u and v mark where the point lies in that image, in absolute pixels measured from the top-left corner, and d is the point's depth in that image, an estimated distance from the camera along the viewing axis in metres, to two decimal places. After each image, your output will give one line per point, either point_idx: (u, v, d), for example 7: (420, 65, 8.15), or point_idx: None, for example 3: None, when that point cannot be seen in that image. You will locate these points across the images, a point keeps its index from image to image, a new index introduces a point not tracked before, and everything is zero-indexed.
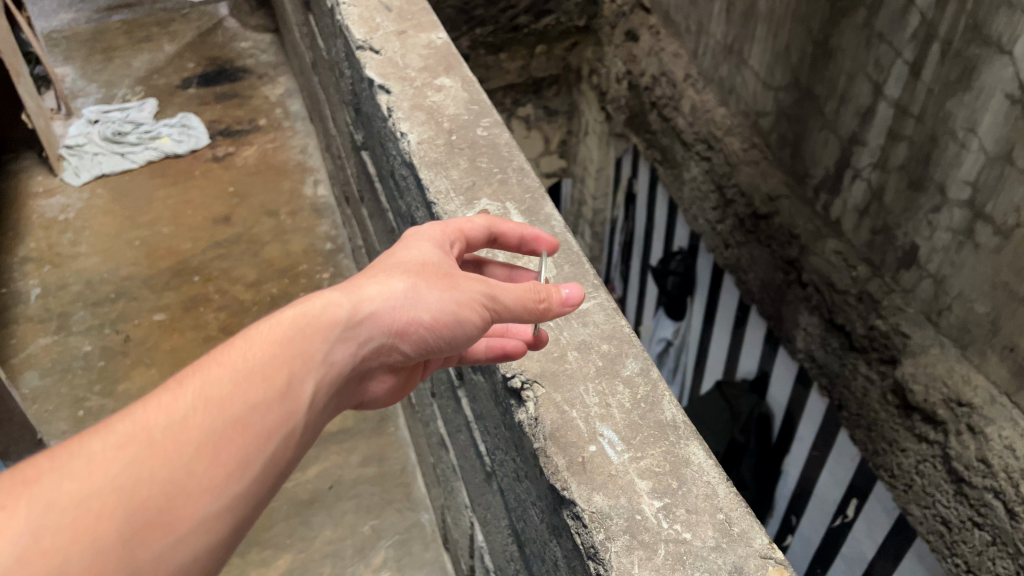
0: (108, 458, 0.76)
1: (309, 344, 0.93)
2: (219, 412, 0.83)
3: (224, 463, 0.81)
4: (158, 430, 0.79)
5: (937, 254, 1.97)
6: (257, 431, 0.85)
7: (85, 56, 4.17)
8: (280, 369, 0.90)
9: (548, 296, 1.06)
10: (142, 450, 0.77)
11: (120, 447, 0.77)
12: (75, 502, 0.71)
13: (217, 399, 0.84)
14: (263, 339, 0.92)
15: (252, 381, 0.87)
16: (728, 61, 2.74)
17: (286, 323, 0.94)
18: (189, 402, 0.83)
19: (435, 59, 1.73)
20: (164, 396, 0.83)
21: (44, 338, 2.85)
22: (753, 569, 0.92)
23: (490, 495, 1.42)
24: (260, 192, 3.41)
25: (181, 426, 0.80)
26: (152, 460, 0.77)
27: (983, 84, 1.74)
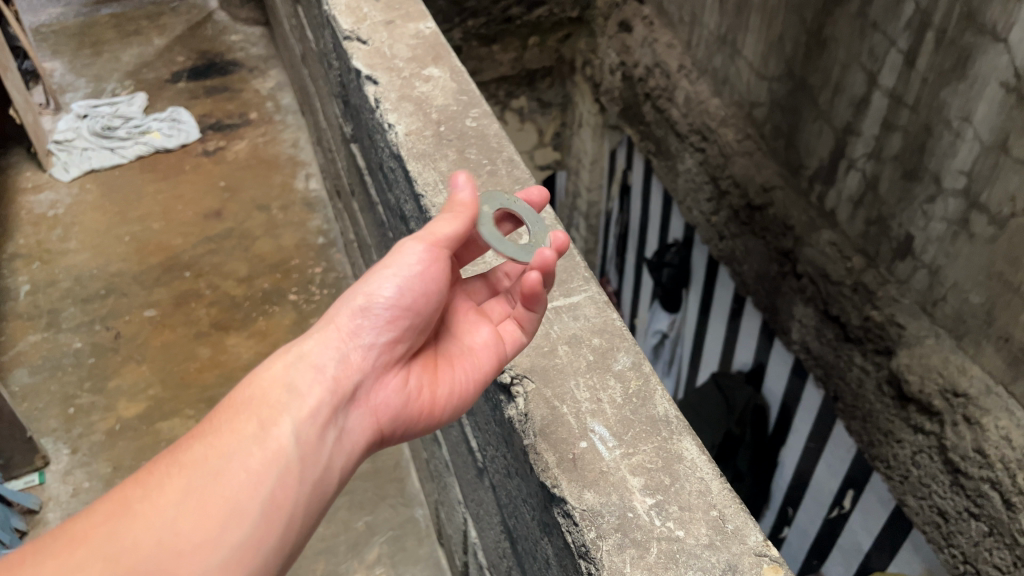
0: (91, 530, 0.82)
1: (271, 396, 0.97)
2: (196, 473, 0.88)
3: (211, 516, 0.85)
4: (135, 498, 0.85)
5: (932, 244, 1.96)
6: (239, 478, 0.89)
7: (73, 50, 4.13)
8: (250, 421, 0.94)
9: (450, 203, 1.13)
10: (123, 518, 0.83)
11: (101, 520, 0.83)
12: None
13: (193, 459, 0.89)
14: (234, 397, 0.97)
15: (227, 438, 0.92)
16: (722, 51, 2.72)
17: (255, 378, 0.99)
18: (167, 467, 0.88)
19: (423, 49, 1.70)
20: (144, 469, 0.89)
21: (34, 335, 2.83)
22: (747, 567, 0.90)
23: (482, 491, 1.41)
24: (251, 187, 3.39)
25: (158, 491, 0.86)
26: (132, 526, 0.82)
27: (978, 72, 1.72)
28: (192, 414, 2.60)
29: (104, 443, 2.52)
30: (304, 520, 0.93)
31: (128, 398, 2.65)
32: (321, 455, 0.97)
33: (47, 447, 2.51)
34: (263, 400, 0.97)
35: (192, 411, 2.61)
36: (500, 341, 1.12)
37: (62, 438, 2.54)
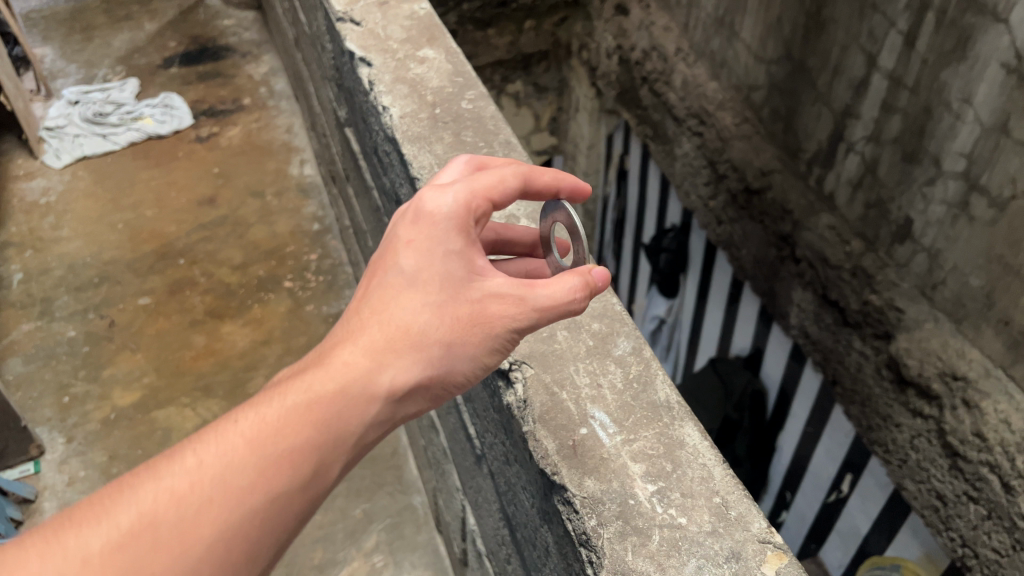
0: (109, 562, 0.72)
1: (341, 432, 0.84)
2: (236, 510, 0.77)
3: (236, 573, 0.76)
4: (165, 529, 0.74)
5: (931, 227, 1.94)
6: (275, 532, 0.79)
7: (64, 36, 4.09)
8: (309, 463, 0.82)
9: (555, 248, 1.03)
10: (148, 552, 0.73)
11: (123, 547, 0.72)
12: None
13: (235, 495, 0.77)
14: (297, 411, 0.83)
15: (278, 474, 0.80)
16: (719, 34, 2.69)
17: (323, 392, 0.86)
18: (207, 493, 0.76)
19: (417, 30, 1.68)
20: (180, 481, 0.77)
21: (27, 324, 2.81)
22: (751, 554, 0.89)
23: (480, 479, 1.39)
24: (245, 173, 3.36)
25: (191, 528, 0.75)
26: (158, 565, 0.73)
27: (979, 53, 1.70)
28: (187, 403, 2.58)
29: (100, 432, 2.51)
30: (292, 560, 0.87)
31: (123, 387, 2.63)
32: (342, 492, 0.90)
33: (41, 437, 2.49)
34: (330, 439, 0.83)
35: (187, 400, 2.59)
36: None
37: (56, 427, 2.52)
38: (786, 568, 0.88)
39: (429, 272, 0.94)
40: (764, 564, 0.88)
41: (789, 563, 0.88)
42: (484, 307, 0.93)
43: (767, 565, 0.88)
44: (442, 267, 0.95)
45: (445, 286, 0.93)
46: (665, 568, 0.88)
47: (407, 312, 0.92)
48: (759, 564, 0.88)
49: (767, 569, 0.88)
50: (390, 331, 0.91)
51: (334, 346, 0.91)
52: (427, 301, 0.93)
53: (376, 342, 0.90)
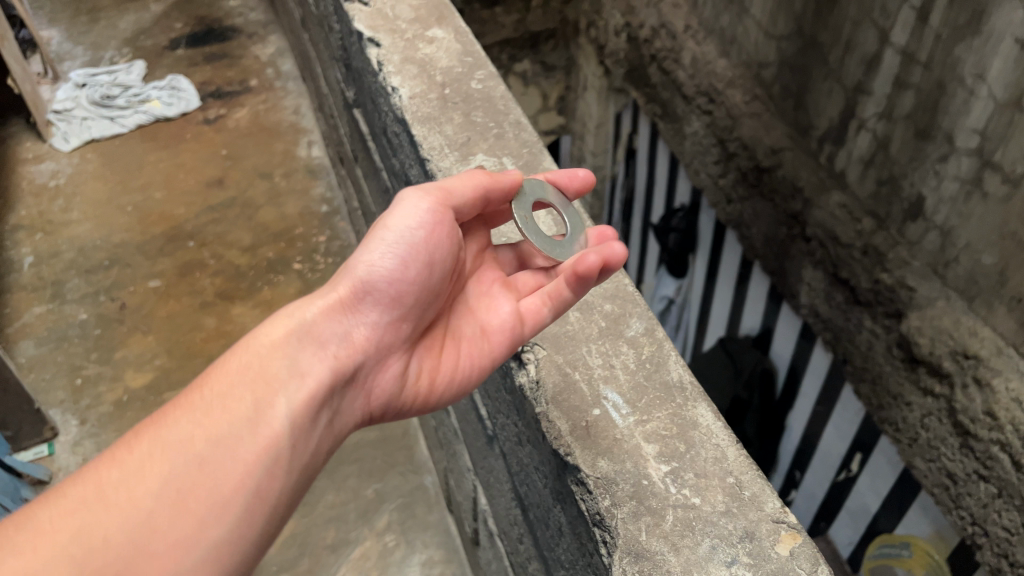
0: (63, 521, 0.81)
1: (264, 376, 0.95)
2: (175, 456, 0.86)
3: (191, 509, 0.84)
4: (111, 486, 0.84)
5: (944, 205, 1.93)
6: (226, 466, 0.87)
7: (70, 18, 4.08)
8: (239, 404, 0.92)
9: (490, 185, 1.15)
10: (97, 508, 0.82)
11: (75, 509, 0.82)
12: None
13: (171, 446, 0.87)
14: (223, 376, 0.95)
15: (209, 421, 0.90)
16: (729, 10, 2.66)
17: (245, 355, 0.97)
18: (145, 455, 0.86)
19: (426, 10, 1.67)
20: (125, 451, 0.87)
21: (39, 307, 2.82)
22: (764, 534, 0.89)
23: (492, 459, 1.40)
24: (253, 154, 3.35)
25: (134, 482, 0.84)
26: (109, 515, 0.81)
27: (993, 28, 1.68)
28: None
29: (113, 414, 2.52)
30: (286, 510, 0.92)
31: (134, 368, 2.65)
32: (315, 438, 0.97)
33: (55, 418, 2.51)
34: (254, 381, 0.94)
35: None
36: (518, 323, 1.07)
37: (70, 409, 2.53)
38: (801, 547, 0.88)
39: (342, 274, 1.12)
40: (777, 543, 0.89)
41: (803, 543, 0.89)
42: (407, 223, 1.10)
43: (780, 545, 0.88)
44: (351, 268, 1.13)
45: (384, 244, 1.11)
46: (680, 548, 0.88)
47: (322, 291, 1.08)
48: (773, 544, 0.88)
49: (781, 549, 0.88)
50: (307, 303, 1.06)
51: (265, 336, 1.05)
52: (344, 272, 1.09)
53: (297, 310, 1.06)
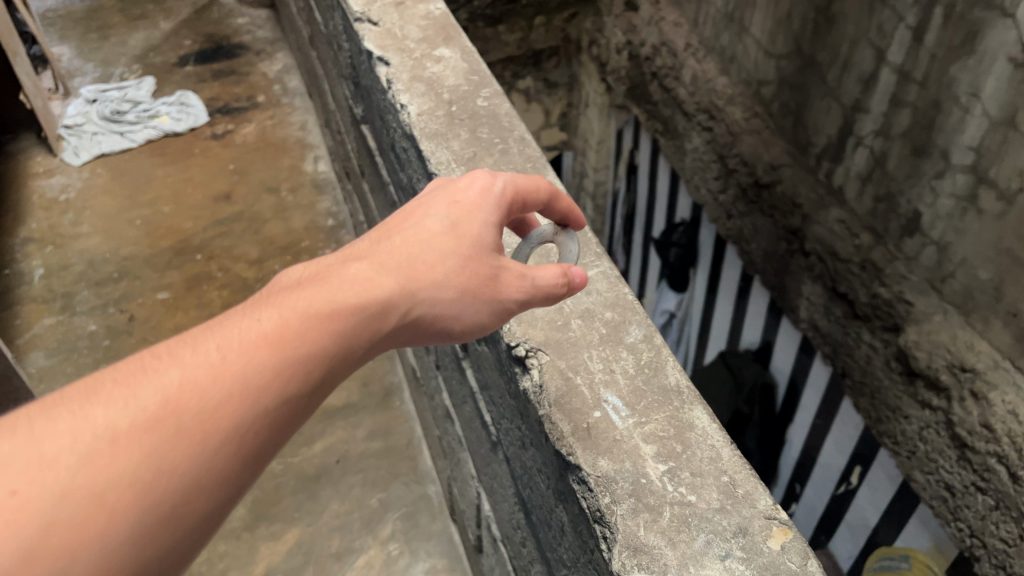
0: (136, 437, 0.72)
1: (352, 342, 0.89)
2: (254, 401, 0.79)
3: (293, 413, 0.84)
4: (189, 412, 0.75)
5: (940, 221, 1.97)
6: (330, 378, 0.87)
7: (81, 35, 4.15)
8: (324, 367, 0.86)
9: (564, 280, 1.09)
10: (173, 432, 0.74)
11: (150, 427, 0.73)
12: (85, 490, 0.68)
13: (253, 390, 0.80)
14: (315, 317, 0.87)
15: (293, 373, 0.83)
16: (729, 29, 2.72)
17: (341, 304, 0.90)
18: (225, 387, 0.78)
19: (433, 29, 1.72)
20: (201, 370, 0.78)
21: (48, 318, 2.86)
22: (757, 529, 0.93)
23: (496, 465, 1.43)
24: (260, 169, 3.41)
25: (210, 415, 0.76)
26: (180, 450, 0.74)
27: (987, 48, 1.73)
28: None
29: None
30: None
31: None
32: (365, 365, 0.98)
33: None
34: (342, 346, 0.88)
35: None
36: None
37: None
38: (791, 542, 0.92)
39: (423, 236, 1.02)
40: (769, 538, 0.92)
41: (794, 538, 0.92)
42: (496, 277, 1.03)
43: (772, 540, 0.92)
44: (434, 232, 1.02)
45: (474, 245, 1.03)
46: (676, 543, 0.92)
47: (407, 257, 0.99)
48: (765, 539, 0.92)
49: (772, 543, 0.91)
50: (395, 263, 0.98)
51: (338, 262, 0.96)
52: (434, 252, 1.00)
53: (382, 267, 0.97)
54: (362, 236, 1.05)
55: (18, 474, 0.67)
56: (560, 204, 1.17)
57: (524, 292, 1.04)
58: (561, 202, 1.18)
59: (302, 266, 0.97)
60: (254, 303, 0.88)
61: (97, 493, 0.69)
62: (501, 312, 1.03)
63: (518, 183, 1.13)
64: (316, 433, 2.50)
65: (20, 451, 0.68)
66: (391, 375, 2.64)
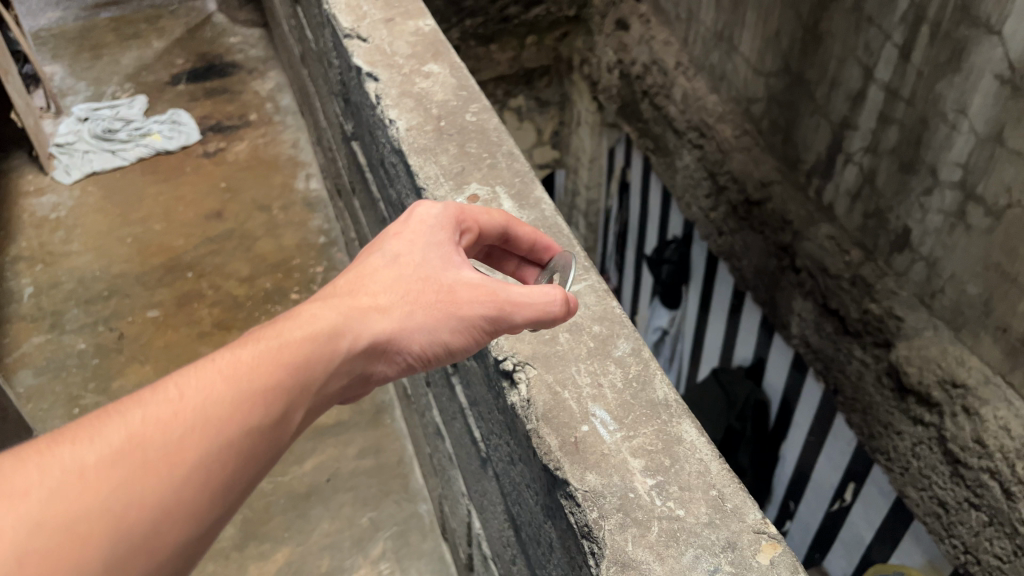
0: (104, 469, 0.73)
1: (312, 369, 0.90)
2: (220, 432, 0.80)
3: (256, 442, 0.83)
4: (155, 445, 0.76)
5: (929, 236, 1.98)
6: (291, 404, 0.87)
7: (73, 54, 4.16)
8: (284, 398, 0.86)
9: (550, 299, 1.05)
10: (140, 464, 0.74)
11: (116, 461, 0.74)
12: (59, 523, 0.69)
13: (218, 423, 0.80)
14: (266, 353, 0.88)
15: (258, 405, 0.84)
16: (719, 47, 2.74)
17: (295, 337, 0.91)
18: (189, 420, 0.79)
19: (422, 46, 1.72)
20: (162, 408, 0.79)
21: (37, 336, 2.85)
22: (746, 544, 0.92)
23: (485, 482, 1.42)
24: (251, 187, 3.41)
25: (178, 445, 0.77)
26: (148, 481, 0.74)
27: (973, 65, 1.74)
28: None
29: None
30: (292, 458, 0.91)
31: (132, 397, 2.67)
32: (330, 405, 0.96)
33: None
34: (305, 376, 0.89)
35: None
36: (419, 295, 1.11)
37: None
38: (780, 556, 0.91)
39: (365, 276, 1.03)
40: (758, 553, 0.91)
41: (783, 552, 0.91)
42: (453, 297, 1.02)
43: (761, 554, 0.91)
44: (377, 266, 1.05)
45: (421, 272, 1.04)
46: (664, 558, 0.91)
47: (352, 293, 1.01)
48: (753, 553, 0.91)
49: (761, 558, 0.91)
50: (345, 304, 0.98)
51: (290, 306, 0.98)
52: (377, 284, 1.02)
53: (332, 302, 0.98)
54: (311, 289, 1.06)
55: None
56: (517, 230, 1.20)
57: (488, 307, 1.02)
58: (519, 227, 1.20)
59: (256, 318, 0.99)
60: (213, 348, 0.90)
61: (69, 527, 0.69)
62: (462, 328, 1.01)
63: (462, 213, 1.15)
64: (307, 451, 2.48)
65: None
66: (382, 393, 2.63)
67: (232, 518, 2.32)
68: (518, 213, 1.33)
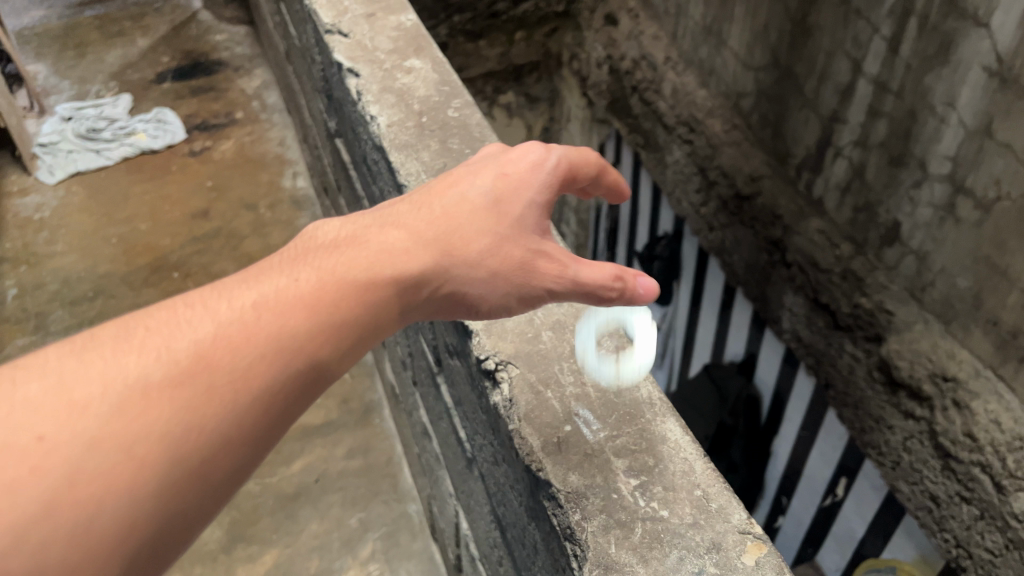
0: (170, 390, 0.77)
1: (383, 311, 0.94)
2: (284, 362, 0.84)
3: (313, 377, 0.87)
4: (222, 369, 0.81)
5: (919, 230, 1.96)
6: (351, 344, 0.90)
7: (57, 53, 4.12)
8: (348, 336, 0.90)
9: (624, 279, 1.04)
10: (205, 388, 0.79)
11: (181, 382, 0.78)
12: (115, 440, 0.73)
13: (283, 352, 0.85)
14: (335, 285, 0.91)
15: (321, 341, 0.88)
16: (708, 42, 2.73)
17: (373, 273, 0.94)
18: (256, 347, 0.83)
19: (404, 41, 1.71)
20: (233, 329, 0.83)
21: (21, 338, 2.81)
22: (731, 544, 0.91)
23: (472, 482, 1.41)
24: (238, 186, 3.38)
25: (243, 373, 0.82)
26: (209, 407, 0.79)
27: (961, 57, 1.73)
28: None
29: None
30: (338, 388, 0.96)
31: None
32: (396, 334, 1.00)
33: None
34: (374, 316, 0.92)
35: None
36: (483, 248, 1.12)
37: None
38: (765, 557, 0.89)
39: (463, 209, 1.04)
40: (744, 554, 0.90)
41: (768, 553, 0.90)
42: (533, 262, 1.02)
43: (746, 555, 0.90)
44: (474, 205, 1.05)
45: (514, 230, 1.04)
46: (648, 560, 0.90)
47: (445, 229, 1.02)
48: (739, 554, 0.90)
49: (747, 559, 0.89)
50: (431, 235, 1.00)
51: (375, 225, 1.01)
52: (473, 228, 1.02)
53: (419, 237, 1.00)
54: (402, 197, 1.09)
55: (49, 419, 0.72)
56: (609, 180, 1.19)
57: (564, 282, 1.03)
58: (609, 179, 1.19)
59: (341, 221, 1.03)
60: (291, 261, 0.94)
61: (126, 448, 0.73)
62: (534, 297, 1.02)
63: (569, 160, 1.13)
64: (296, 452, 2.46)
65: (52, 396, 0.73)
66: (371, 393, 2.61)
67: (219, 520, 2.30)
68: None
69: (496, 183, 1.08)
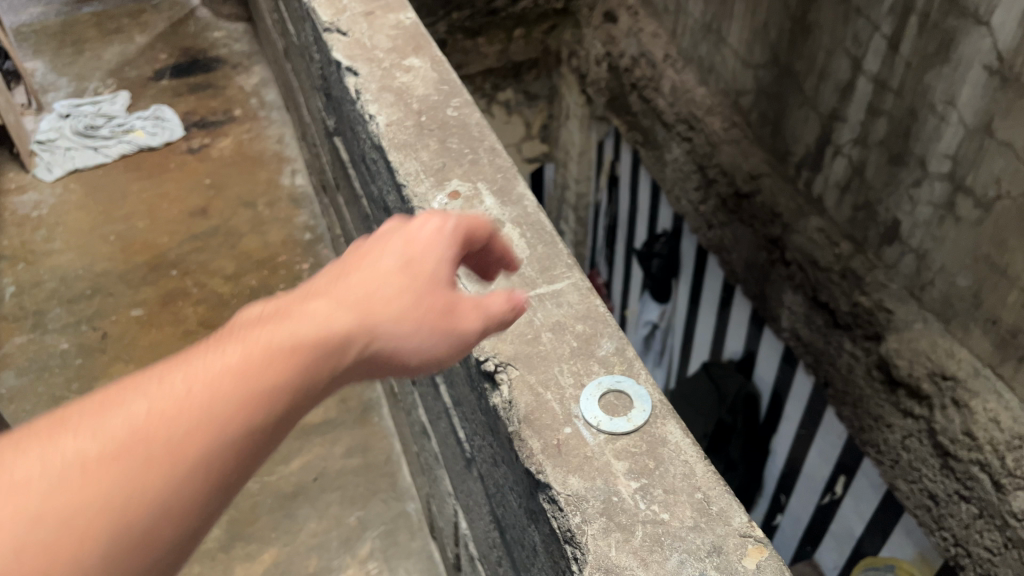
0: (99, 477, 0.64)
1: (331, 374, 0.80)
2: (232, 434, 0.71)
3: (262, 448, 0.74)
4: (160, 446, 0.67)
5: (919, 228, 1.96)
6: (304, 408, 0.77)
7: (54, 49, 4.11)
8: (299, 403, 0.76)
9: (505, 305, 0.94)
10: (142, 469, 0.66)
11: (114, 466, 0.65)
12: (39, 545, 0.60)
13: (229, 424, 0.71)
14: (284, 346, 0.77)
15: (275, 396, 0.74)
16: (707, 39, 2.72)
17: (310, 337, 0.79)
18: (200, 416, 0.70)
19: (403, 39, 1.70)
20: (169, 400, 0.70)
21: (19, 337, 2.81)
22: (731, 548, 0.90)
23: (471, 482, 1.40)
24: (236, 183, 3.37)
25: (184, 447, 0.68)
26: (147, 481, 0.65)
27: (962, 56, 1.72)
28: None
29: None
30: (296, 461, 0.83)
31: None
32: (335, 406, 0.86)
33: None
34: (320, 380, 0.78)
35: None
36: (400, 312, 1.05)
37: None
38: (766, 560, 0.89)
39: (384, 269, 0.90)
40: (744, 557, 0.90)
41: (769, 556, 0.90)
42: (449, 318, 0.89)
43: (747, 559, 0.89)
44: (385, 267, 0.90)
45: (423, 286, 0.90)
46: (649, 563, 0.89)
47: (364, 294, 0.87)
48: (740, 558, 0.89)
49: (748, 562, 0.89)
50: (359, 301, 0.86)
51: (297, 294, 0.86)
52: (387, 294, 0.87)
53: (338, 303, 0.85)
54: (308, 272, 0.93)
55: None
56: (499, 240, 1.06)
57: (469, 331, 0.91)
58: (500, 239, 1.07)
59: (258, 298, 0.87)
60: (219, 333, 0.79)
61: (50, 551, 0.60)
62: (446, 355, 0.89)
63: (461, 219, 1.00)
64: (294, 450, 2.46)
65: None
66: (369, 391, 2.61)
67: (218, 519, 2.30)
68: (500, 210, 1.30)
69: (396, 244, 0.94)
